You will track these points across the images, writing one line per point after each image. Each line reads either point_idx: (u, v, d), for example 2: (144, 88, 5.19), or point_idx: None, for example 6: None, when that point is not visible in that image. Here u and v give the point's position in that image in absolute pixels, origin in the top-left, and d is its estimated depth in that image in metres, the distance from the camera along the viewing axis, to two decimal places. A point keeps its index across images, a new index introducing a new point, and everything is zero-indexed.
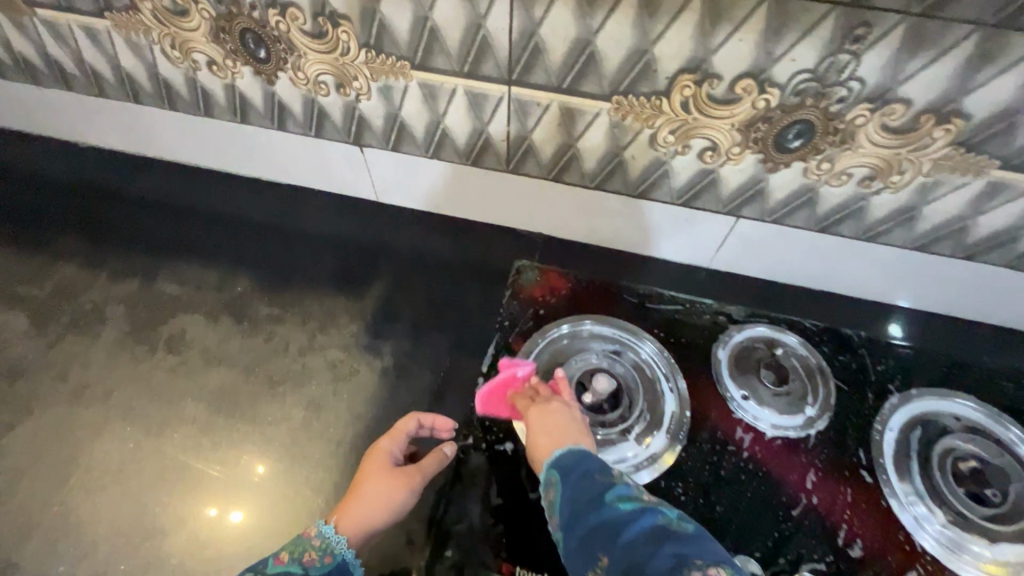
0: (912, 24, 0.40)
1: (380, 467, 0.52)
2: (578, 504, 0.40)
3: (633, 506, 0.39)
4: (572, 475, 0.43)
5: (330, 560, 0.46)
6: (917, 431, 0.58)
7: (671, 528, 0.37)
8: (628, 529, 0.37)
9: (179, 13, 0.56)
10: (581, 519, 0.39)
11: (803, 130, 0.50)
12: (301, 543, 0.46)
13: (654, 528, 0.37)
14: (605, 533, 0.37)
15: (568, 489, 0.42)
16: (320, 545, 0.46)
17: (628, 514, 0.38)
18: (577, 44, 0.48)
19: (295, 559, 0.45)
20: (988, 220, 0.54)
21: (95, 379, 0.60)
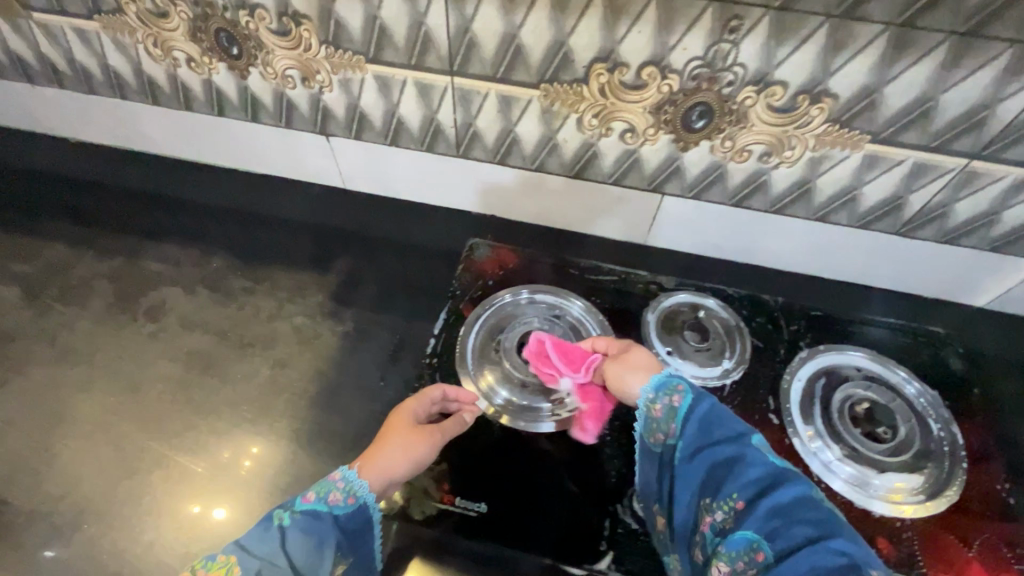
0: (774, 15, 0.48)
1: (403, 424, 0.54)
2: (718, 439, 0.46)
3: (782, 471, 0.44)
4: (709, 407, 0.49)
5: (353, 501, 0.47)
6: (822, 380, 0.64)
7: (817, 503, 0.42)
8: (778, 491, 0.42)
9: (160, 15, 0.63)
10: (717, 453, 0.46)
11: (703, 111, 0.58)
12: (328, 484, 0.48)
13: (800, 501, 0.41)
14: (748, 479, 0.43)
15: (703, 413, 0.48)
16: (344, 487, 0.47)
17: (773, 475, 0.43)
18: (505, 38, 0.56)
19: (320, 498, 0.46)
20: (873, 190, 0.61)
21: (81, 343, 0.66)
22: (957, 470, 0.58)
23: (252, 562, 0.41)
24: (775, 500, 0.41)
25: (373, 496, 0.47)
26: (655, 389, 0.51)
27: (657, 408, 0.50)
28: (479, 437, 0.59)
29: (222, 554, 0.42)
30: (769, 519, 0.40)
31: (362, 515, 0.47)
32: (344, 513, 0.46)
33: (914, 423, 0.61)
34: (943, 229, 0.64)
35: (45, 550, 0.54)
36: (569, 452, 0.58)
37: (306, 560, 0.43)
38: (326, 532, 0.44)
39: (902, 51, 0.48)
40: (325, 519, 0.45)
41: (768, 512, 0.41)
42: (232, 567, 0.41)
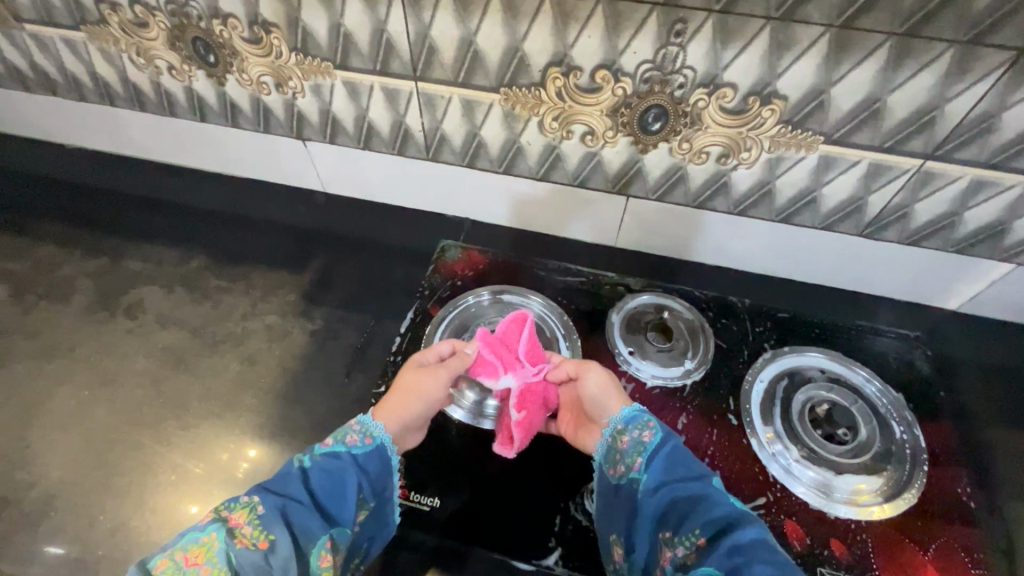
0: (716, 18, 0.49)
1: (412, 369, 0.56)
2: (684, 475, 0.46)
3: (743, 512, 0.43)
4: (676, 445, 0.49)
5: (370, 442, 0.48)
6: (785, 381, 0.64)
7: (775, 547, 0.41)
8: (739, 528, 0.41)
9: (141, 25, 0.66)
10: (682, 488, 0.45)
11: (658, 113, 0.59)
12: (343, 429, 0.48)
13: (761, 541, 0.40)
14: (710, 516, 0.42)
15: (668, 450, 0.48)
16: (360, 429, 0.48)
17: (735, 514, 0.43)
18: (463, 43, 0.58)
19: (339, 441, 0.47)
20: (832, 191, 0.62)
21: (62, 338, 0.69)
22: (917, 473, 0.58)
23: (276, 500, 0.40)
24: (736, 538, 0.40)
25: (389, 436, 0.48)
26: (625, 422, 0.52)
27: (624, 440, 0.50)
28: (437, 433, 0.59)
29: (245, 495, 0.41)
30: (729, 555, 0.39)
31: (380, 456, 0.47)
32: (363, 453, 0.47)
33: (875, 425, 0.61)
34: (906, 230, 0.64)
35: (15, 536, 0.55)
36: (526, 450, 0.59)
37: (330, 497, 0.43)
38: (347, 470, 0.44)
39: (845, 52, 0.49)
40: (345, 458, 0.45)
41: (729, 548, 0.40)
42: (257, 506, 0.40)
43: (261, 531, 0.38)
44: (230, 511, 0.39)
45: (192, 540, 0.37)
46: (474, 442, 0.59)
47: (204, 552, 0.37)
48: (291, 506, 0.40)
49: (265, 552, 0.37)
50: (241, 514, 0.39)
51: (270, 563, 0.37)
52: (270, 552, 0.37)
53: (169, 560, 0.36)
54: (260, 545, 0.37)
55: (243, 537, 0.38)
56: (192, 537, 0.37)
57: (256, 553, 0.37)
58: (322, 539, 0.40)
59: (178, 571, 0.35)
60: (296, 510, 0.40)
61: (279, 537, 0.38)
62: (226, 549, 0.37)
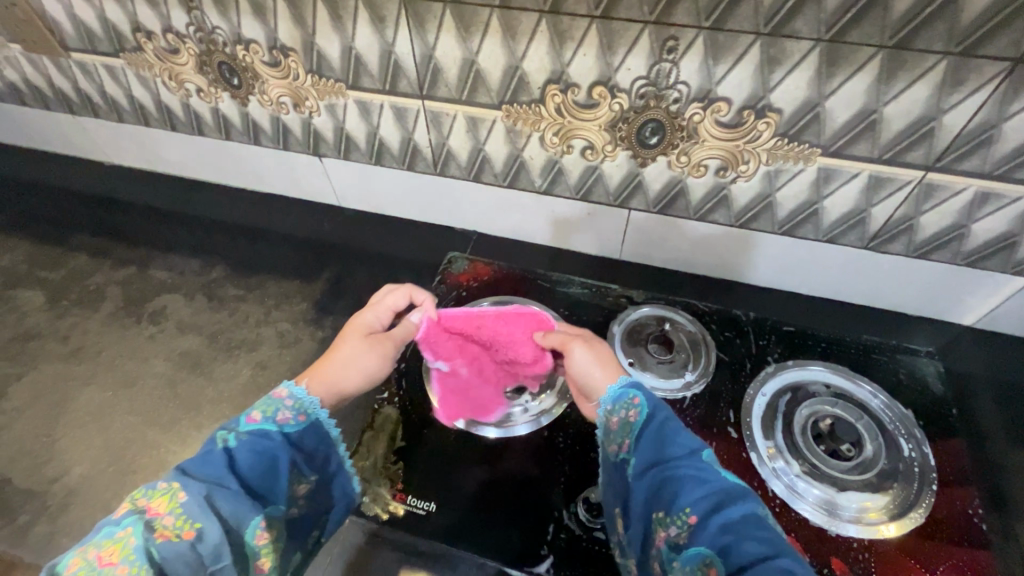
0: (707, 35, 0.51)
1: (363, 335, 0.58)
2: (674, 452, 0.45)
3: (734, 485, 0.42)
4: (664, 420, 0.48)
5: (304, 419, 0.46)
6: (788, 395, 0.63)
7: (766, 520, 0.40)
8: (729, 506, 0.40)
9: (173, 52, 0.72)
10: (671, 465, 0.44)
11: (655, 128, 0.60)
12: (274, 404, 0.45)
13: (755, 519, 0.40)
14: (700, 493, 0.42)
15: (656, 424, 0.47)
16: (293, 406, 0.46)
17: (726, 488, 0.42)
18: (465, 63, 0.60)
19: (268, 418, 0.44)
20: (834, 203, 0.62)
21: (90, 342, 0.73)
22: (925, 492, 0.56)
23: (200, 486, 0.38)
24: (727, 516, 0.40)
25: (326, 412, 0.47)
26: (613, 400, 0.51)
27: (613, 420, 0.50)
28: (435, 438, 0.61)
29: (163, 481, 0.39)
30: (720, 534, 0.39)
31: (315, 432, 0.46)
32: (296, 430, 0.45)
33: (881, 442, 0.59)
34: (913, 243, 0.63)
35: (36, 526, 0.59)
36: (523, 458, 0.60)
37: (262, 476, 0.41)
38: (278, 450, 0.43)
39: (836, 65, 0.49)
40: (276, 437, 0.43)
41: (721, 526, 0.39)
42: (178, 493, 0.38)
43: (184, 521, 0.36)
44: (147, 500, 0.37)
45: (106, 536, 0.35)
46: (472, 448, 0.60)
47: (120, 550, 0.35)
48: (217, 492, 0.39)
49: (192, 542, 0.36)
50: (159, 502, 0.37)
51: (198, 552, 0.36)
52: (198, 540, 0.37)
53: (80, 560, 0.34)
54: (186, 536, 0.36)
55: (165, 529, 0.36)
56: (107, 532, 0.36)
57: (181, 544, 0.36)
58: (255, 520, 0.40)
59: (92, 572, 0.33)
60: (224, 497, 0.39)
61: (206, 525, 0.37)
62: (145, 545, 0.35)
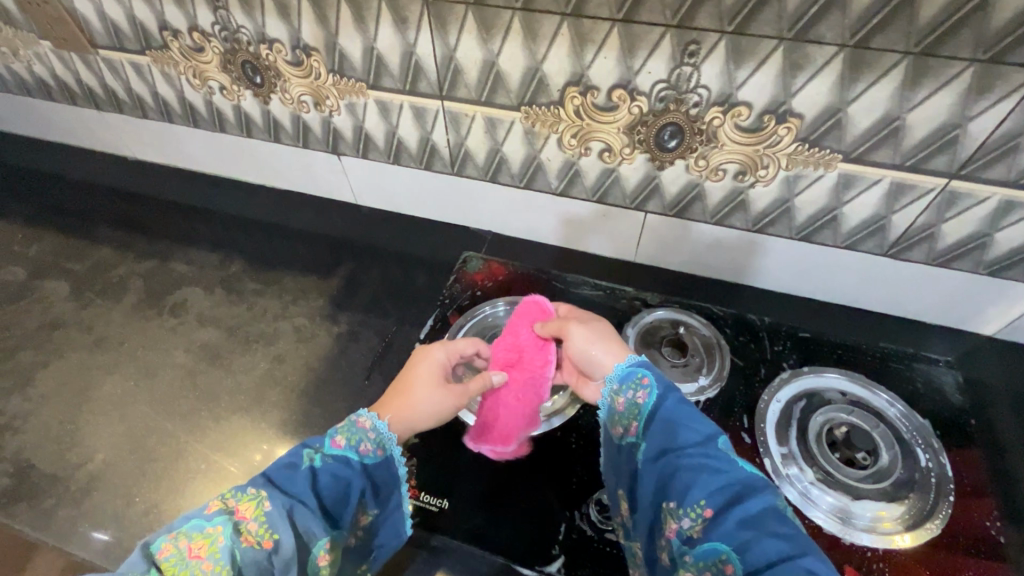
0: (729, 39, 0.50)
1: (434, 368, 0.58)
2: (687, 440, 0.44)
3: (750, 476, 0.41)
4: (678, 408, 0.46)
5: (381, 453, 0.49)
6: (802, 402, 0.63)
7: (786, 515, 0.39)
8: (747, 499, 0.39)
9: (198, 51, 0.73)
10: (684, 454, 0.43)
11: (674, 131, 0.60)
12: (358, 433, 0.49)
13: (774, 514, 0.38)
14: (716, 485, 0.41)
15: (669, 413, 0.46)
16: (375, 439, 0.49)
17: (742, 482, 0.41)
18: (485, 65, 0.61)
19: (351, 446, 0.48)
20: (853, 209, 0.61)
21: (112, 332, 0.74)
22: (942, 503, 0.56)
23: (284, 498, 0.42)
24: (744, 510, 0.39)
25: (400, 450, 0.50)
26: (619, 380, 0.51)
27: (620, 401, 0.50)
28: (449, 436, 0.62)
29: (252, 488, 0.42)
30: (738, 530, 0.38)
31: (386, 467, 0.50)
32: (373, 463, 0.49)
33: (897, 450, 0.59)
34: (933, 252, 0.63)
35: (59, 511, 0.60)
36: (535, 458, 0.60)
37: (336, 501, 0.45)
38: (355, 477, 0.46)
39: (860, 71, 0.49)
40: (355, 466, 0.47)
41: (738, 522, 0.38)
42: (264, 501, 0.41)
43: (266, 530, 0.40)
44: (238, 503, 0.41)
45: (197, 529, 0.39)
46: (487, 447, 0.61)
47: (208, 545, 0.38)
48: (297, 508, 0.42)
49: (268, 552, 0.39)
50: (247, 507, 0.41)
51: (272, 563, 0.39)
52: (273, 551, 0.39)
53: (174, 547, 0.38)
54: (264, 545, 0.39)
55: (249, 534, 0.39)
56: (198, 526, 0.39)
57: (260, 552, 0.39)
58: (321, 540, 0.42)
59: (181, 561, 0.37)
60: (303, 512, 0.42)
61: (283, 537, 0.40)
62: (230, 546, 0.38)
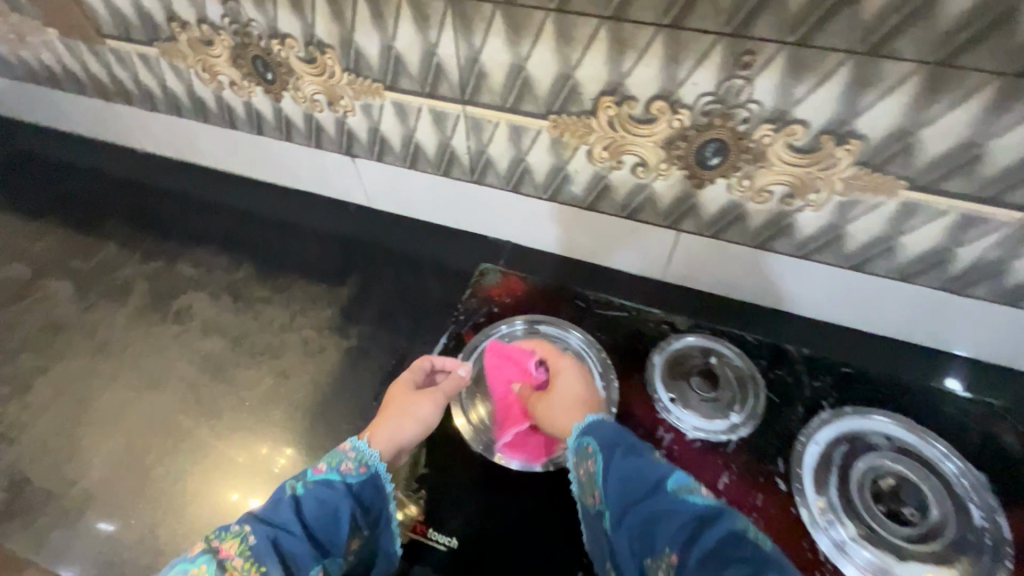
0: (790, 51, 0.45)
1: (401, 391, 0.58)
2: (640, 489, 0.45)
3: (704, 508, 0.42)
4: (626, 458, 0.47)
5: (364, 470, 0.49)
6: (843, 446, 0.58)
7: (744, 536, 0.40)
8: (703, 532, 0.40)
9: (207, 43, 0.69)
10: (640, 505, 0.44)
11: (717, 148, 0.54)
12: (338, 455, 0.49)
13: (733, 537, 0.40)
14: (673, 526, 0.42)
15: (618, 465, 0.47)
16: (355, 456, 0.49)
17: (698, 514, 0.42)
18: (513, 69, 0.56)
19: (332, 468, 0.48)
20: (913, 240, 0.55)
21: (114, 338, 0.71)
22: (1000, 568, 0.50)
23: (268, 530, 0.42)
24: (702, 542, 0.40)
25: (384, 465, 0.49)
26: (573, 450, 0.52)
27: (578, 472, 0.51)
28: (460, 468, 0.58)
29: (237, 524, 0.42)
30: (702, 564, 0.39)
31: (373, 484, 0.49)
32: (357, 481, 0.48)
33: (949, 507, 0.54)
34: (998, 289, 0.57)
35: (54, 529, 0.58)
36: (551, 497, 0.56)
37: (322, 525, 0.44)
38: (339, 499, 0.46)
39: (939, 91, 0.43)
40: (339, 487, 0.47)
41: (704, 554, 0.39)
42: (248, 536, 0.41)
43: (251, 564, 0.40)
44: (221, 541, 0.41)
45: (183, 572, 0.39)
46: (501, 482, 0.57)
47: None
48: (282, 538, 0.42)
49: None
50: (231, 544, 0.41)
51: None
52: None
53: None
54: None
55: (235, 570, 0.39)
56: (184, 568, 0.39)
57: None
58: (313, 569, 0.42)
59: None
60: (288, 541, 0.42)
61: (270, 569, 0.40)
62: None
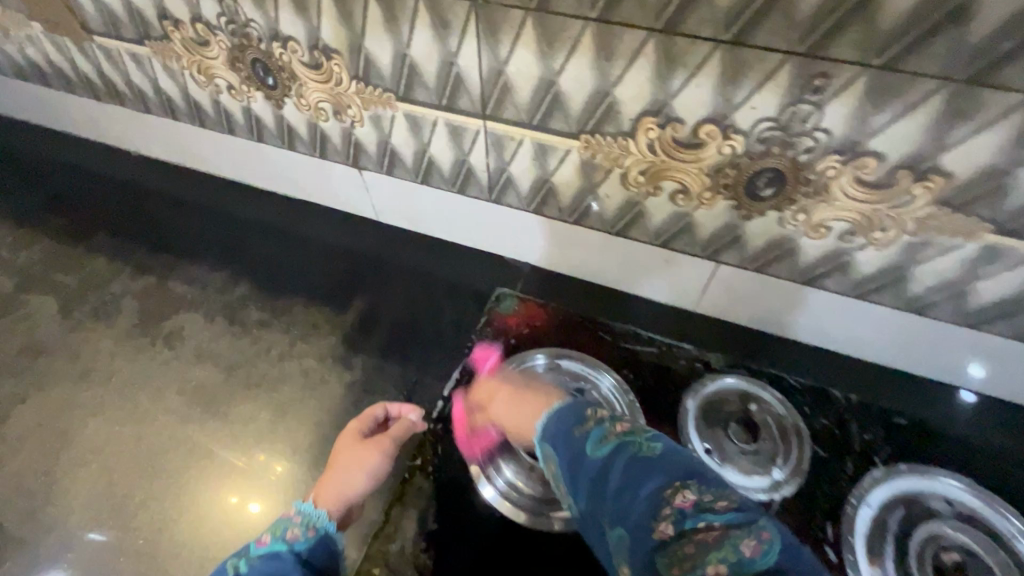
0: (873, 75, 0.38)
1: (347, 442, 0.55)
2: (565, 461, 0.41)
3: (611, 450, 0.39)
4: (548, 422, 0.44)
5: (313, 534, 0.46)
6: (899, 511, 0.52)
7: (645, 458, 0.38)
8: (610, 473, 0.38)
9: (202, 44, 0.63)
10: (569, 477, 0.40)
11: (772, 179, 0.48)
12: (283, 524, 0.47)
13: (627, 465, 0.38)
14: (592, 481, 0.38)
15: (549, 449, 0.43)
16: (302, 521, 0.47)
17: (605, 457, 0.39)
18: (543, 83, 0.49)
19: (277, 538, 0.45)
20: (989, 286, 0.49)
21: (99, 364, 0.66)
22: None
23: None
24: (613, 483, 0.37)
25: (334, 524, 0.47)
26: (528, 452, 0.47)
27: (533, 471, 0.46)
28: (472, 526, 0.52)
29: None
30: (620, 506, 0.36)
31: (324, 547, 0.46)
32: (306, 547, 0.45)
33: None
34: None
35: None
36: (575, 561, 0.51)
37: None
38: (290, 569, 0.43)
39: None
40: (286, 556, 0.43)
41: (613, 495, 0.36)
42: None
43: None
44: None
45: None
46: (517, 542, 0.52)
47: None
48: None
49: None
50: None
51: None
52: None
53: None
54: None
55: None
56: None
57: None
58: None
59: None
60: None
61: None
62: None
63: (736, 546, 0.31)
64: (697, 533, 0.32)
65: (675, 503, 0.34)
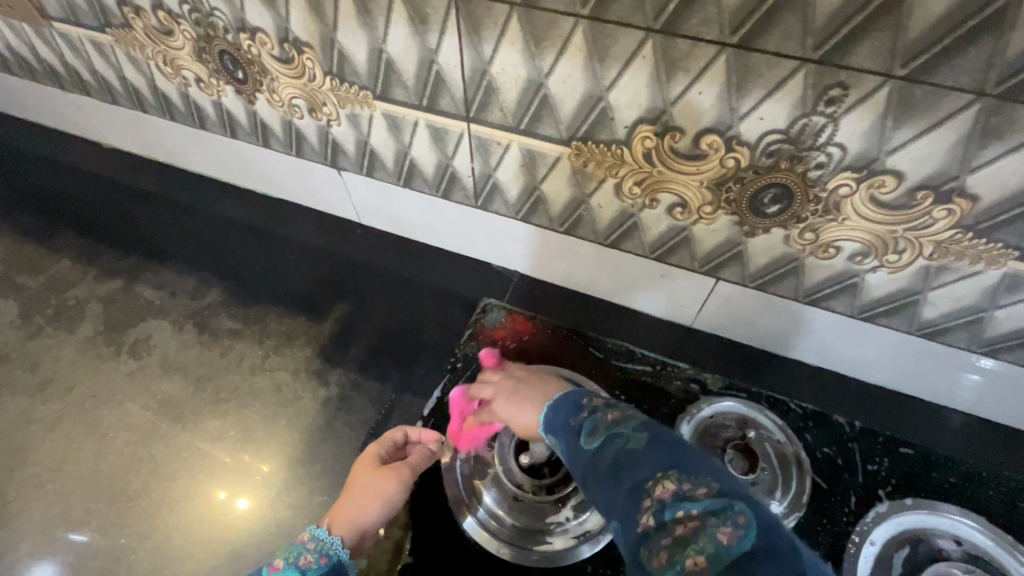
0: (896, 88, 0.34)
1: (364, 465, 0.51)
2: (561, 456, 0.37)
3: (594, 442, 0.34)
4: (546, 413, 0.40)
5: (325, 561, 0.45)
6: (904, 550, 0.49)
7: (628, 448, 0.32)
8: (596, 472, 0.33)
9: (166, 33, 0.58)
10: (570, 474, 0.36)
11: (780, 195, 0.44)
12: (297, 549, 0.46)
13: (612, 454, 0.33)
14: (584, 479, 0.34)
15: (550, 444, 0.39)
16: (316, 548, 0.45)
17: (591, 453, 0.34)
18: (530, 85, 0.45)
19: (291, 563, 0.44)
20: (1009, 314, 0.46)
21: (60, 375, 0.63)
22: None
23: None
24: (600, 483, 0.32)
25: (347, 552, 0.45)
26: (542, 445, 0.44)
27: None
28: None
29: None
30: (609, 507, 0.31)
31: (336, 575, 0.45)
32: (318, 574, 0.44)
33: None
34: None
35: None
36: None
37: None
38: None
39: None
40: None
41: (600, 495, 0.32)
42: None
43: None
44: None
45: None
46: None
47: None
48: None
49: None
50: None
51: None
52: None
53: None
54: None
55: None
56: None
57: None
58: None
59: None
60: None
61: None
62: None
63: (712, 536, 0.26)
64: (678, 527, 0.27)
65: (655, 496, 0.29)
